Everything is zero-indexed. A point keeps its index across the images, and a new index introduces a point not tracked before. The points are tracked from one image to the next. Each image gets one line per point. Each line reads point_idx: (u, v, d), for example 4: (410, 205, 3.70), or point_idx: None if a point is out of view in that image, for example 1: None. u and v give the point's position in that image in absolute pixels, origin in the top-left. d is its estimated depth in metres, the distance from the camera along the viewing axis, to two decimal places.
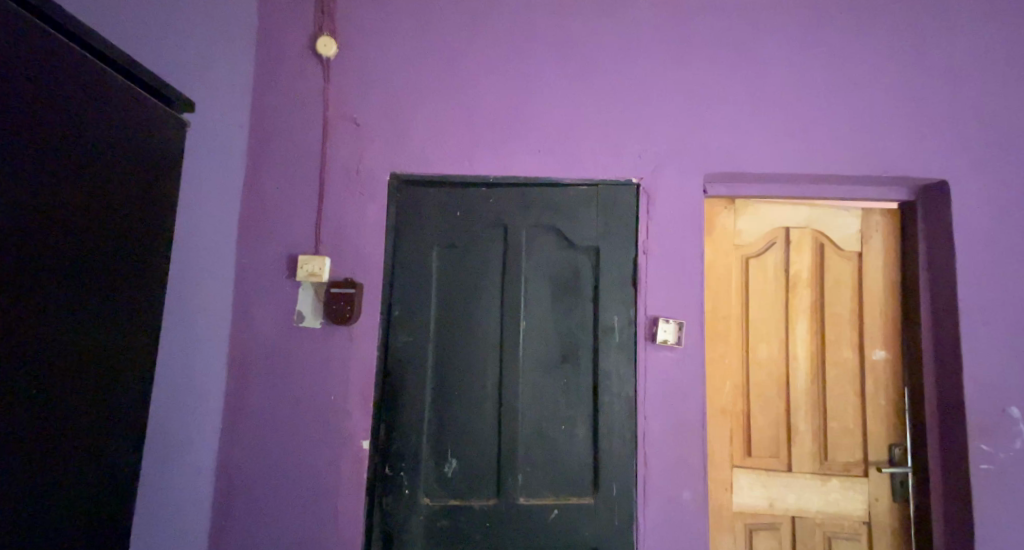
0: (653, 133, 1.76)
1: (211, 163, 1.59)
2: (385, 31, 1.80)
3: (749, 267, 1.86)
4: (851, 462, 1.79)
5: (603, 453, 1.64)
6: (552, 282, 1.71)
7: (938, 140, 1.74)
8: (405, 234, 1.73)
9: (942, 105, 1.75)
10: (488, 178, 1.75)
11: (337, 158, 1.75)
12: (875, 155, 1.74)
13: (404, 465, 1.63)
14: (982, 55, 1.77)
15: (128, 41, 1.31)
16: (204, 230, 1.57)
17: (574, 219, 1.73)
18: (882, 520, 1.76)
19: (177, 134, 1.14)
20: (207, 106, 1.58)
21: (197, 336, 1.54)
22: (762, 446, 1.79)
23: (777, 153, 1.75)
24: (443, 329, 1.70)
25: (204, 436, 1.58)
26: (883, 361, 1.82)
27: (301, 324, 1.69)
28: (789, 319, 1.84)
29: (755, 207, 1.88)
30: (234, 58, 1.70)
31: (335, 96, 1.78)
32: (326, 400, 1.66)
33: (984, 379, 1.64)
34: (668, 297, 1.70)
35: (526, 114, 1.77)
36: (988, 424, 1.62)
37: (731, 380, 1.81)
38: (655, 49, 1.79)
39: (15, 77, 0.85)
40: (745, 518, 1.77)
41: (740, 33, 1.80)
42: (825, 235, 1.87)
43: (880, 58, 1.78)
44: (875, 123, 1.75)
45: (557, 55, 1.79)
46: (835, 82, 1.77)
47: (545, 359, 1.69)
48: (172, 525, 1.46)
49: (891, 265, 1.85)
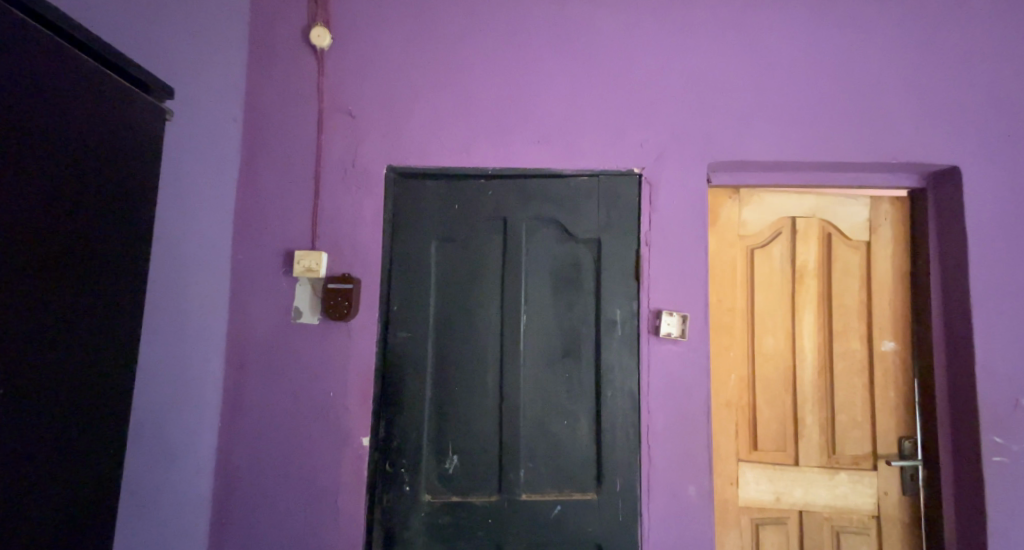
0: (654, 121, 1.72)
1: (204, 160, 1.57)
2: (380, 20, 1.76)
3: (753, 258, 1.82)
4: (860, 454, 1.76)
5: (606, 449, 1.62)
6: (553, 275, 1.68)
7: (950, 125, 1.69)
8: (403, 230, 1.70)
9: (954, 90, 1.70)
10: (487, 170, 1.71)
11: (334, 151, 1.72)
12: (886, 142, 1.69)
13: (405, 462, 1.62)
14: (997, 37, 1.71)
15: (113, 35, 1.27)
16: (198, 227, 1.55)
17: (574, 210, 1.70)
18: (891, 513, 1.73)
19: (158, 120, 1.11)
20: (199, 102, 1.55)
21: (191, 335, 1.52)
22: (767, 441, 1.76)
23: (784, 141, 1.70)
24: (441, 325, 1.67)
25: (202, 435, 1.57)
26: (892, 353, 1.78)
27: (300, 320, 1.67)
28: (796, 310, 1.80)
29: (760, 196, 1.83)
30: (225, 50, 1.66)
31: (331, 88, 1.74)
32: (325, 398, 1.64)
33: (997, 371, 1.60)
34: (671, 290, 1.67)
35: (524, 103, 1.73)
36: (1001, 416, 1.59)
37: (736, 373, 1.78)
38: (656, 33, 1.75)
39: (12, 80, 0.85)
40: (751, 513, 1.74)
41: (745, 18, 1.75)
42: (832, 225, 1.82)
43: (891, 42, 1.72)
44: (885, 109, 1.70)
45: (556, 43, 1.75)
46: (843, 68, 1.72)
47: (547, 352, 1.66)
48: (172, 526, 1.45)
49: (901, 255, 1.81)
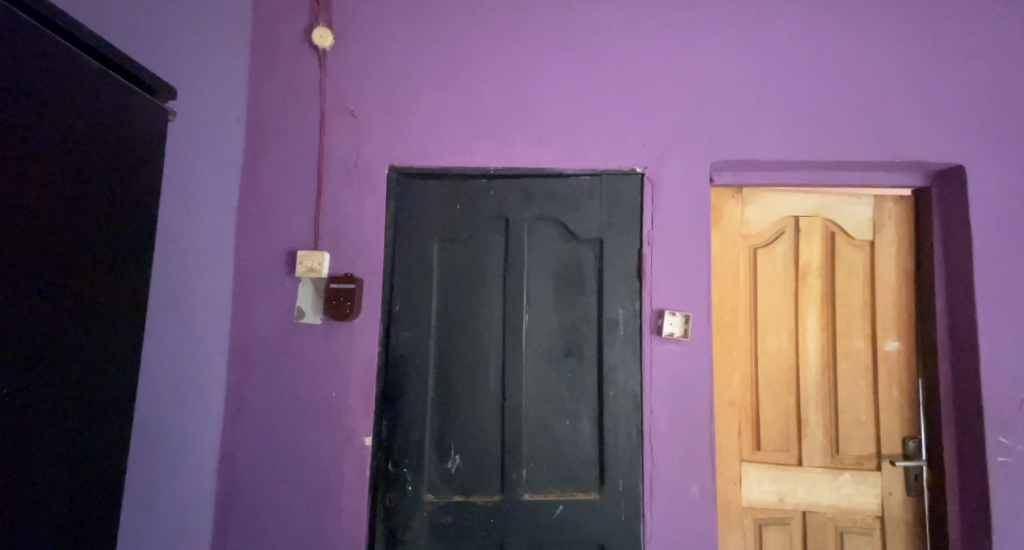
0: (656, 120, 1.71)
1: (206, 160, 1.57)
2: (382, 19, 1.76)
3: (756, 257, 1.81)
4: (864, 455, 1.75)
5: (608, 449, 1.62)
6: (555, 275, 1.68)
7: (955, 123, 1.68)
8: (406, 230, 1.70)
9: (958, 88, 1.69)
10: (489, 170, 1.71)
11: (336, 151, 1.73)
12: (889, 141, 1.68)
13: (407, 462, 1.62)
14: (1002, 34, 1.70)
15: (116, 35, 1.27)
16: (201, 227, 1.56)
17: (577, 209, 1.70)
18: (896, 513, 1.72)
19: (160, 121, 1.11)
20: (202, 102, 1.55)
21: (194, 335, 1.53)
22: (771, 441, 1.76)
23: (787, 140, 1.69)
24: (444, 325, 1.67)
25: (205, 435, 1.57)
26: (896, 352, 1.77)
27: (302, 320, 1.67)
28: (799, 310, 1.80)
29: (763, 196, 1.82)
30: (228, 50, 1.67)
31: (333, 88, 1.75)
32: (327, 397, 1.64)
33: (1003, 370, 1.59)
34: (674, 289, 1.66)
35: (526, 103, 1.73)
36: (1007, 417, 1.58)
37: (739, 373, 1.77)
38: (659, 31, 1.74)
39: (15, 82, 0.85)
40: (754, 513, 1.73)
41: (748, 16, 1.74)
42: (836, 224, 1.82)
43: (895, 40, 1.72)
44: (889, 107, 1.69)
45: (558, 42, 1.75)
46: (847, 66, 1.71)
47: (549, 352, 1.66)
48: (175, 525, 1.46)
49: (905, 254, 1.80)
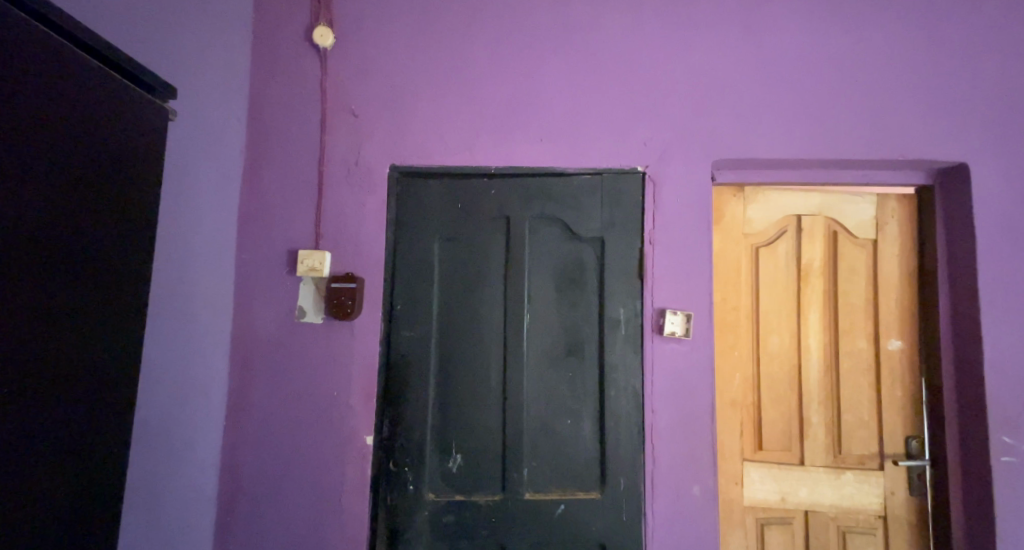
0: (658, 118, 1.71)
1: (207, 160, 1.57)
2: (383, 19, 1.76)
3: (758, 256, 1.80)
4: (866, 454, 1.74)
5: (610, 448, 1.62)
6: (556, 274, 1.68)
7: (959, 121, 1.67)
8: (407, 229, 1.70)
9: (962, 85, 1.68)
10: (490, 169, 1.71)
11: (338, 151, 1.73)
12: (892, 139, 1.67)
13: (409, 461, 1.62)
14: (1006, 31, 1.69)
15: (116, 34, 1.28)
16: (202, 226, 1.56)
17: (578, 208, 1.69)
18: (898, 513, 1.72)
19: (160, 120, 1.11)
20: (203, 101, 1.56)
21: (195, 335, 1.53)
22: (773, 440, 1.75)
23: (788, 138, 1.69)
24: (445, 324, 1.67)
25: (207, 434, 1.58)
26: (899, 352, 1.76)
27: (304, 319, 1.67)
28: (801, 309, 1.79)
29: (765, 195, 1.82)
30: (229, 50, 1.67)
31: (334, 87, 1.75)
32: (329, 396, 1.64)
33: (1006, 370, 1.58)
34: (675, 289, 1.66)
35: (527, 102, 1.73)
36: (1012, 416, 1.57)
37: (740, 372, 1.77)
38: (661, 29, 1.74)
39: (15, 81, 0.85)
40: (756, 513, 1.73)
41: (750, 13, 1.73)
42: (838, 223, 1.81)
43: (898, 37, 1.71)
44: (892, 105, 1.68)
45: (559, 40, 1.75)
46: (850, 64, 1.71)
47: (551, 351, 1.66)
48: (176, 523, 1.46)
49: (908, 253, 1.79)
